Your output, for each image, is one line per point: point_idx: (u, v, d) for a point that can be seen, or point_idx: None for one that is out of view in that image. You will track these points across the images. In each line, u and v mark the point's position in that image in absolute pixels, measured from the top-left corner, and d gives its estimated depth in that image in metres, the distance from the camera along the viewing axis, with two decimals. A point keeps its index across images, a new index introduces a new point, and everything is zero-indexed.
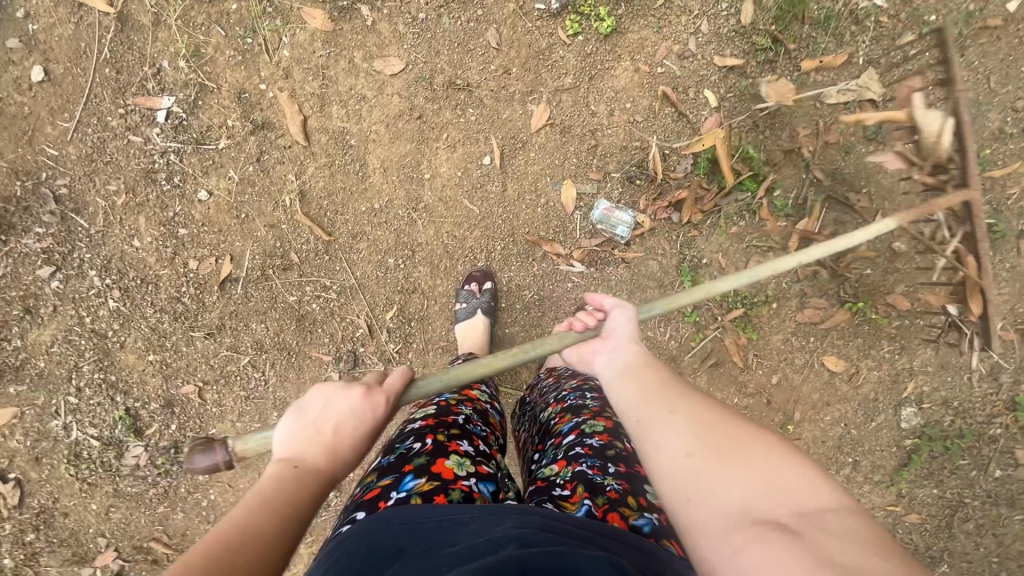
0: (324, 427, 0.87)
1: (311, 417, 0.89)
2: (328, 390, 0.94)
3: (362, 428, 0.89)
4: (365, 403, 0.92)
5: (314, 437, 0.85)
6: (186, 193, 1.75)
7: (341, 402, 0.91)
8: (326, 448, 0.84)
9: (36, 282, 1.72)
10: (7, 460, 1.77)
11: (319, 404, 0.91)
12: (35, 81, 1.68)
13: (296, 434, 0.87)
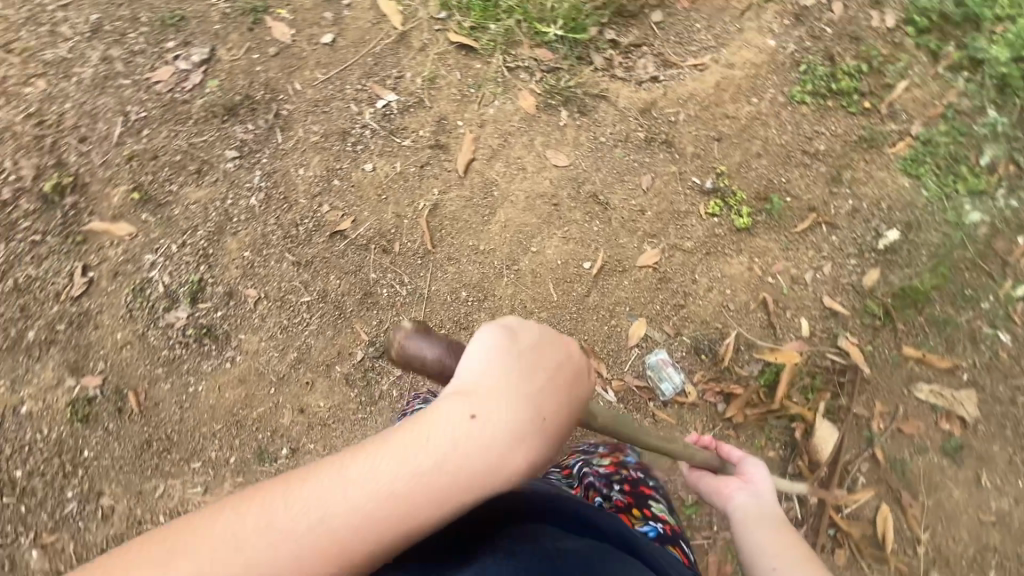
0: (521, 385, 0.75)
1: (503, 355, 0.77)
2: (527, 327, 0.81)
3: (563, 403, 0.76)
4: (569, 372, 0.79)
5: (501, 394, 0.73)
6: (357, 159, 2.12)
7: (545, 359, 0.78)
8: (513, 415, 0.72)
9: (220, 157, 2.12)
10: (97, 262, 2.05)
11: (514, 341, 0.78)
12: (322, 41, 2.23)
13: (479, 371, 0.76)
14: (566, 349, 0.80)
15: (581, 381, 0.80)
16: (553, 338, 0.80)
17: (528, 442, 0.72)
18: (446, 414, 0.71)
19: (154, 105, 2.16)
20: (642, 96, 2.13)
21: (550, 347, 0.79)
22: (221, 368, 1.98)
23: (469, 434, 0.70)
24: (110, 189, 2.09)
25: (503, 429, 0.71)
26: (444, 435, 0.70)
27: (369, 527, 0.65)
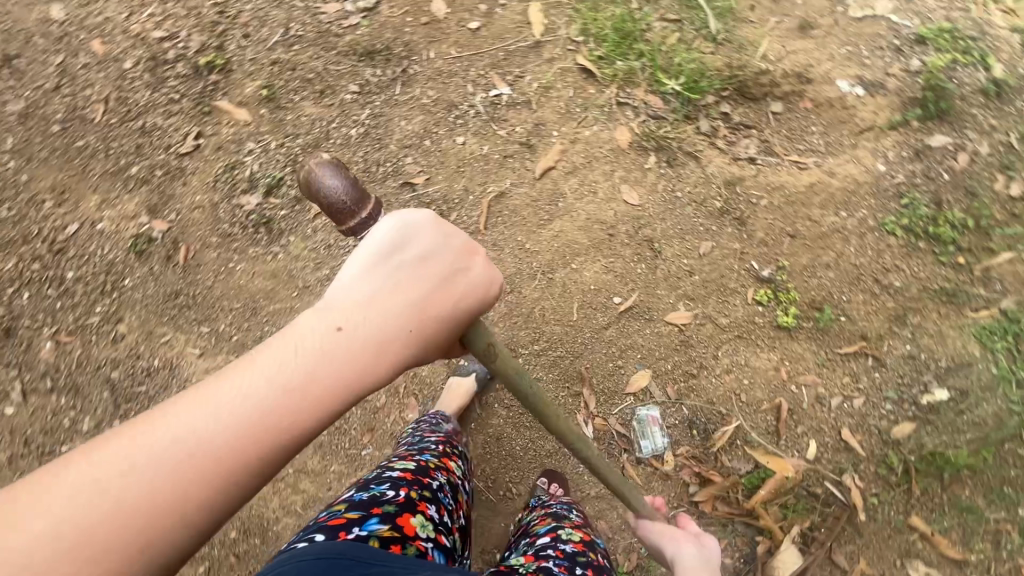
0: (399, 297, 0.86)
1: (379, 270, 0.87)
2: (399, 237, 0.90)
3: (447, 300, 0.89)
4: (454, 273, 0.91)
5: (378, 304, 0.84)
6: (453, 130, 2.28)
7: (421, 269, 0.89)
8: (390, 319, 0.84)
9: (343, 87, 2.36)
10: (210, 134, 2.34)
11: (388, 257, 0.88)
12: (468, 27, 2.43)
13: (354, 286, 0.86)
14: (446, 253, 0.91)
15: (471, 281, 0.92)
16: (428, 242, 0.91)
17: (404, 335, 0.84)
18: (319, 328, 0.80)
19: (311, 29, 2.46)
20: (733, 169, 2.14)
21: (426, 254, 0.90)
22: (263, 258, 2.16)
23: (343, 339, 0.80)
24: (247, 82, 2.40)
25: (382, 329, 0.83)
26: (319, 345, 0.79)
27: (249, 429, 0.73)
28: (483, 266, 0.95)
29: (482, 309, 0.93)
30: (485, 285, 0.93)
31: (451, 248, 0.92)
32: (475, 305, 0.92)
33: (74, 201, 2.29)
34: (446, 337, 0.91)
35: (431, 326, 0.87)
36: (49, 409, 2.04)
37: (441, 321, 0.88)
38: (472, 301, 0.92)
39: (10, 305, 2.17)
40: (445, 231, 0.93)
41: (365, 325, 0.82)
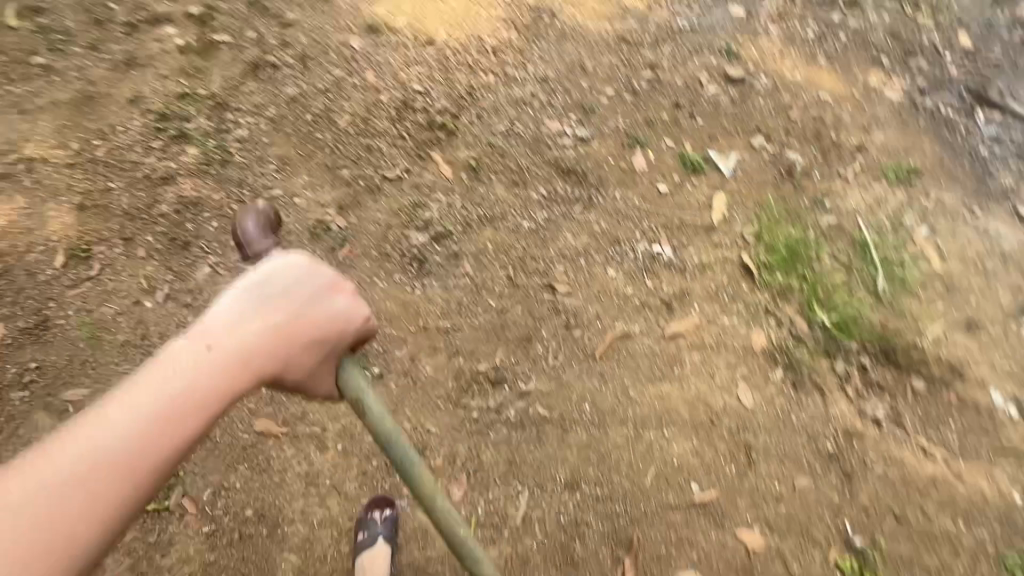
0: (263, 323, 1.44)
1: (247, 303, 1.45)
2: (268, 277, 1.48)
3: (306, 325, 1.48)
4: (307, 308, 1.49)
5: (246, 326, 1.43)
6: (609, 261, 2.46)
7: (284, 303, 1.47)
8: (253, 338, 1.43)
9: (534, 187, 2.69)
10: (415, 173, 2.73)
11: (258, 292, 1.46)
12: (658, 187, 2.71)
13: (224, 317, 1.43)
14: (308, 290, 1.51)
15: (326, 311, 1.51)
16: (287, 281, 1.49)
17: (273, 349, 1.45)
18: (195, 346, 1.37)
19: (532, 135, 2.89)
20: (856, 422, 2.10)
21: (287, 288, 1.49)
22: (404, 286, 2.38)
23: (217, 349, 1.38)
24: (463, 150, 2.82)
25: (254, 345, 1.42)
26: (198, 352, 1.37)
27: (157, 416, 1.27)
28: (342, 297, 1.56)
29: (340, 327, 1.54)
30: (344, 313, 1.54)
31: (312, 287, 1.52)
32: (331, 326, 1.52)
33: (290, 174, 2.72)
34: (306, 350, 1.49)
35: (294, 340, 1.47)
36: (178, 321, 2.33)
37: (300, 338, 1.48)
38: (329, 323, 1.52)
39: (199, 225, 2.54)
40: (305, 270, 1.52)
41: (233, 340, 1.40)
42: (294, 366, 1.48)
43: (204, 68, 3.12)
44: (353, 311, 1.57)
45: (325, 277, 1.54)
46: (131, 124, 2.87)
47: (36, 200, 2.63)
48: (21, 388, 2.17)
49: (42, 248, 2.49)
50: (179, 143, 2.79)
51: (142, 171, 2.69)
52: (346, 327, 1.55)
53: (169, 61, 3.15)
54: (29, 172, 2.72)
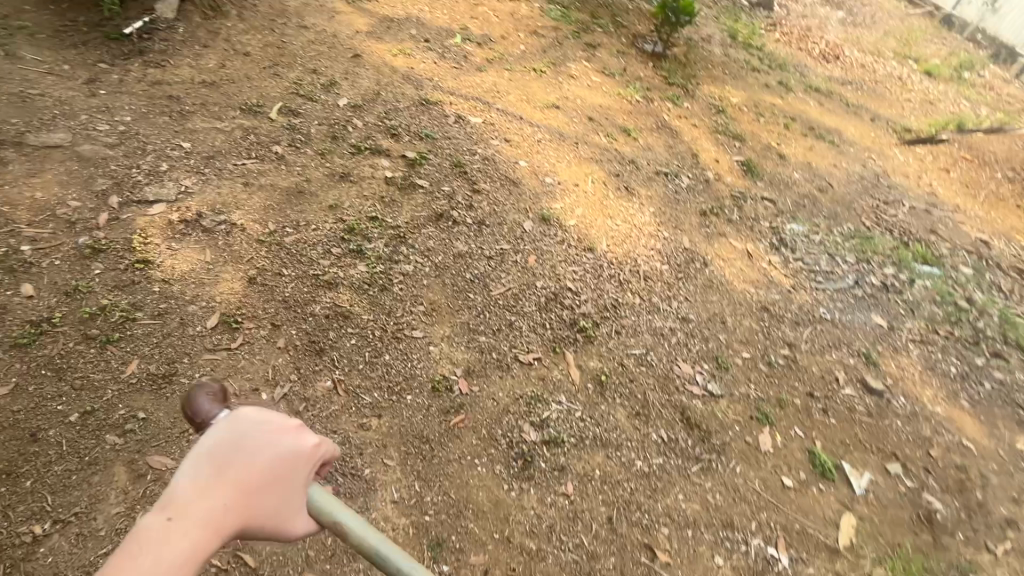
0: (218, 487, 1.27)
1: (198, 469, 1.28)
2: (215, 435, 1.32)
3: (265, 470, 1.34)
4: (261, 454, 1.34)
5: (203, 492, 1.26)
6: (714, 547, 2.34)
7: (239, 457, 1.32)
8: (219, 498, 1.27)
9: (653, 426, 2.65)
10: (545, 364, 2.78)
11: (205, 455, 1.30)
12: (779, 478, 2.60)
13: (186, 484, 1.26)
14: (258, 434, 1.36)
15: (282, 451, 1.37)
16: (233, 432, 1.34)
17: (236, 508, 1.29)
18: (152, 522, 1.20)
19: (663, 369, 2.92)
20: None
21: (249, 434, 1.35)
22: (505, 485, 2.34)
23: (174, 525, 1.21)
24: (595, 360, 2.87)
25: (215, 509, 1.26)
26: (151, 536, 1.18)
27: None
28: (296, 431, 1.44)
29: (301, 461, 1.41)
30: (304, 446, 1.41)
31: (261, 427, 1.37)
32: (292, 464, 1.39)
33: (434, 320, 2.87)
34: (274, 501, 1.35)
35: (255, 492, 1.31)
36: None
37: (259, 488, 1.33)
38: (288, 461, 1.38)
39: (339, 336, 2.67)
40: (252, 413, 1.39)
41: (192, 512, 1.23)
42: (262, 520, 1.33)
43: (398, 201, 3.55)
44: (312, 441, 1.45)
45: (274, 413, 1.41)
46: (322, 225, 3.22)
47: (220, 260, 2.90)
48: (120, 432, 2.22)
49: (204, 304, 2.67)
50: (354, 257, 3.07)
51: (314, 270, 2.94)
52: (308, 459, 1.42)
53: (373, 185, 3.63)
54: (225, 234, 3.05)
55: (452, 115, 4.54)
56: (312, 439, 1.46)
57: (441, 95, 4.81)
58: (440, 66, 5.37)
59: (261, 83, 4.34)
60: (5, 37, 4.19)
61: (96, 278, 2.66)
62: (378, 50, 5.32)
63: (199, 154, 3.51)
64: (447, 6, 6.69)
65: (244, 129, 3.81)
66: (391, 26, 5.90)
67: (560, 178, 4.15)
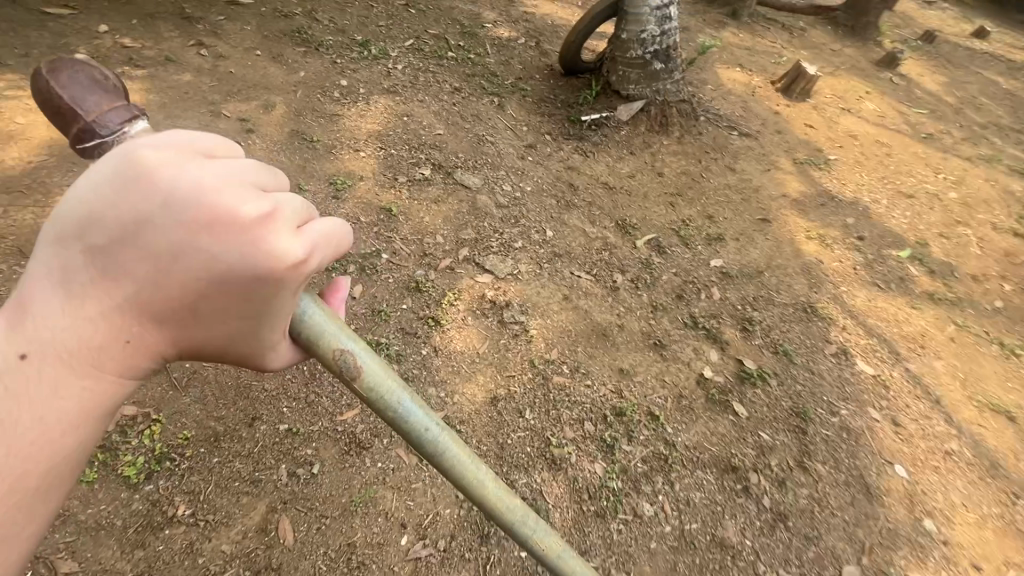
0: (109, 304, 0.87)
1: (78, 262, 0.87)
2: (97, 212, 0.86)
3: (193, 291, 0.88)
4: (170, 257, 0.85)
5: (84, 311, 0.88)
6: None
7: (140, 261, 0.85)
8: (116, 319, 0.88)
9: None
10: None
11: (80, 239, 0.86)
12: None
13: (61, 298, 0.88)
14: (167, 233, 0.85)
15: (215, 264, 0.86)
16: (122, 213, 0.85)
17: (153, 336, 0.92)
18: (16, 343, 0.88)
19: None
20: None
21: (146, 222, 0.84)
22: None
23: (49, 359, 0.88)
24: None
25: (111, 337, 0.89)
26: (10, 370, 0.88)
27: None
28: (259, 223, 0.88)
29: (264, 286, 0.90)
30: (267, 263, 0.88)
31: (168, 217, 0.84)
32: (241, 287, 0.90)
33: None
34: (219, 322, 0.93)
35: (183, 316, 0.91)
36: None
37: (184, 315, 0.91)
38: (231, 284, 0.88)
39: None
40: (159, 191, 0.85)
41: (74, 337, 0.88)
42: (210, 340, 0.96)
43: (695, 411, 2.79)
44: (290, 248, 0.90)
45: (207, 181, 0.86)
46: (599, 387, 2.77)
47: (486, 361, 2.75)
48: (292, 471, 2.13)
49: (442, 394, 2.58)
50: (599, 450, 2.51)
51: (551, 434, 2.53)
52: (287, 285, 0.92)
53: (682, 375, 2.96)
54: (512, 336, 2.90)
55: (833, 346, 3.44)
56: (291, 243, 0.90)
57: (834, 312, 3.74)
58: (857, 274, 4.24)
59: (652, 207, 4.22)
60: (507, 92, 5.26)
61: (398, 312, 2.86)
62: (792, 225, 4.59)
63: (553, 247, 3.53)
64: (910, 210, 5.40)
65: (605, 244, 3.70)
66: (825, 203, 5.06)
67: (950, 536, 2.63)
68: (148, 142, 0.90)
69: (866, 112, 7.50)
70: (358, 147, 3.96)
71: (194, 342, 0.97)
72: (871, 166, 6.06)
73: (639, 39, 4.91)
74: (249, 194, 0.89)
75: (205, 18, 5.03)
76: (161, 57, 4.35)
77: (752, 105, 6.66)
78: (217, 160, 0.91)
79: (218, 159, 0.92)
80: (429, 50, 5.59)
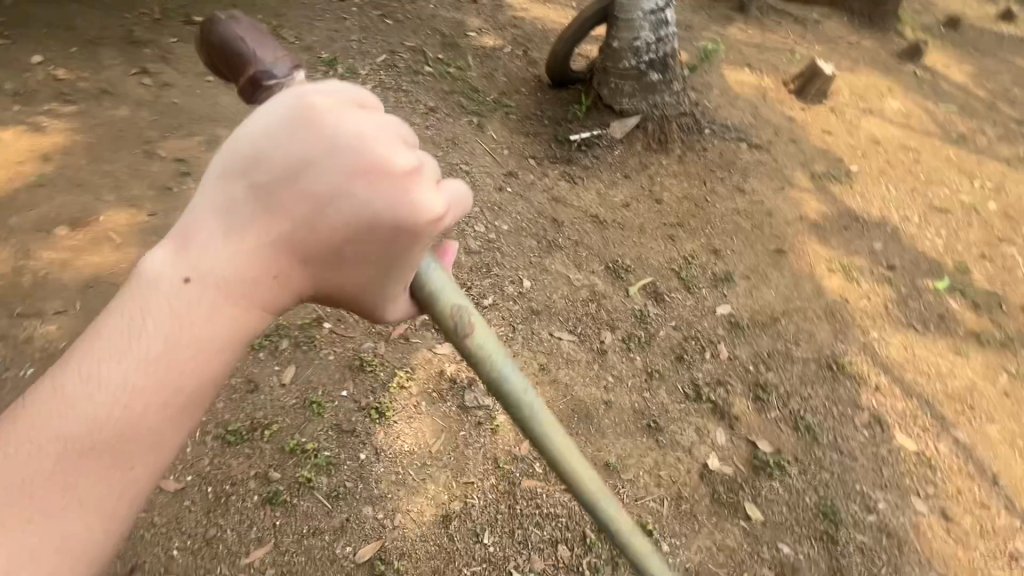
0: (264, 235, 0.87)
1: (239, 197, 0.87)
2: (260, 150, 0.86)
3: (345, 232, 0.88)
4: (330, 195, 0.86)
5: (240, 245, 0.87)
6: None
7: (297, 203, 0.86)
8: (267, 256, 0.88)
9: None
10: None
11: (245, 174, 0.86)
12: None
13: (218, 233, 0.87)
14: (329, 172, 0.86)
15: (375, 207, 0.87)
16: (289, 150, 0.86)
17: (295, 276, 0.91)
18: (172, 273, 0.87)
19: None
20: None
21: (316, 154, 0.85)
22: None
23: (200, 289, 0.87)
24: None
25: (259, 272, 0.88)
26: (165, 296, 0.86)
27: (142, 402, 0.85)
28: (408, 176, 0.89)
29: (407, 241, 0.91)
30: (414, 211, 0.89)
31: (334, 157, 0.85)
32: (388, 234, 0.90)
33: None
34: (358, 267, 0.93)
35: (326, 262, 0.91)
36: None
37: (329, 257, 0.91)
38: (382, 234, 0.89)
39: None
40: (324, 135, 0.86)
41: (228, 267, 0.87)
42: (345, 285, 0.96)
43: (699, 519, 2.35)
44: (434, 203, 0.90)
45: (367, 130, 0.88)
46: None
47: (439, 466, 2.28)
48: None
49: (383, 515, 2.14)
50: None
51: (516, 566, 2.13)
52: (423, 238, 0.92)
53: (681, 467, 2.47)
54: (474, 427, 2.41)
55: (866, 414, 2.89)
56: (435, 198, 0.90)
57: (864, 367, 3.19)
58: (888, 313, 3.68)
59: (649, 244, 3.71)
60: (489, 109, 4.76)
61: (334, 402, 2.36)
62: (811, 256, 4.04)
63: (530, 302, 3.04)
64: (945, 228, 4.79)
65: (593, 295, 3.18)
66: (848, 225, 4.49)
67: None
68: (314, 90, 0.91)
69: (890, 112, 6.86)
70: None
71: (324, 290, 0.96)
72: (898, 176, 5.45)
73: (632, 47, 4.37)
74: (402, 148, 0.90)
75: (155, 41, 4.60)
76: (97, 89, 3.94)
77: (762, 110, 6.07)
78: (370, 112, 0.92)
79: (368, 109, 0.93)
80: (404, 65, 5.10)
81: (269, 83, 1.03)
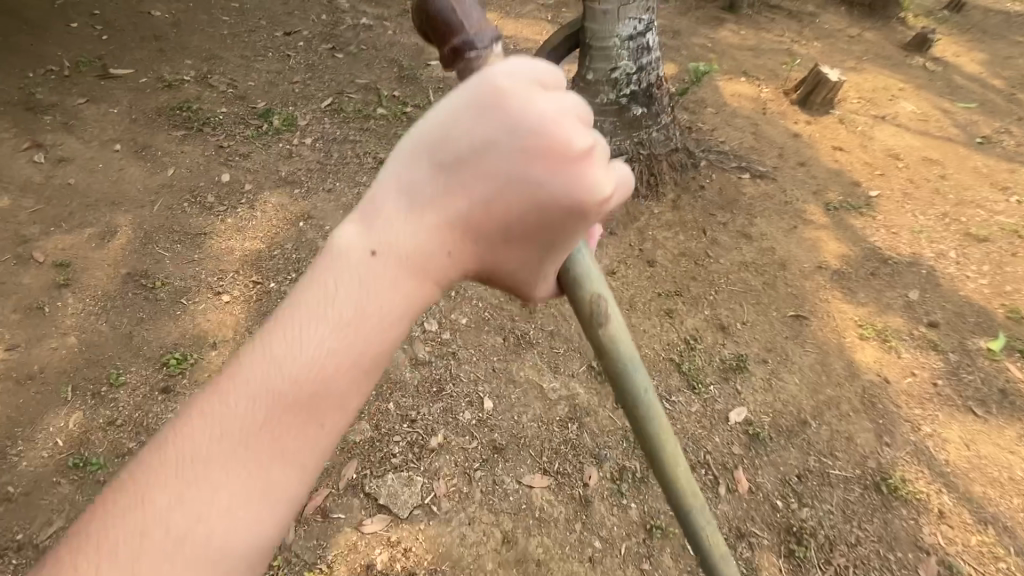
0: (447, 202, 0.86)
1: (423, 173, 0.86)
2: (448, 127, 0.85)
3: (521, 205, 0.87)
4: (516, 169, 0.86)
5: (423, 216, 0.86)
6: None
7: (477, 180, 0.86)
8: (447, 231, 0.87)
9: None
10: None
11: (434, 144, 0.85)
12: None
13: (408, 206, 0.86)
14: (516, 145, 0.85)
15: (562, 181, 0.87)
16: (479, 120, 0.85)
17: (465, 254, 0.90)
18: (361, 246, 0.86)
19: None
20: None
21: (507, 124, 0.85)
22: None
23: (385, 262, 0.86)
24: None
25: (436, 246, 0.87)
26: (349, 272, 0.86)
27: (322, 383, 0.84)
28: (583, 158, 0.89)
29: (580, 222, 0.91)
30: (593, 189, 0.89)
31: (517, 134, 0.85)
32: (566, 212, 0.89)
33: None
34: (523, 243, 0.92)
35: (496, 239, 0.90)
36: None
37: (501, 233, 0.90)
38: (556, 208, 0.88)
39: None
40: (515, 105, 0.86)
41: (411, 241, 0.86)
42: (503, 264, 0.95)
43: None
44: (605, 183, 0.91)
45: (555, 110, 0.87)
46: None
47: None
48: None
49: None
50: None
51: None
52: (595, 214, 0.92)
53: None
54: None
55: (934, 562, 2.29)
56: (605, 179, 0.91)
57: (920, 483, 2.54)
58: (939, 393, 3.00)
59: (640, 325, 3.07)
60: None
61: None
62: (838, 319, 3.34)
63: (493, 435, 2.40)
64: (987, 262, 4.10)
65: (574, 412, 2.51)
66: (877, 270, 3.80)
67: None
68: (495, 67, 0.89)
69: (904, 116, 6.16)
70: (217, 287, 2.81)
71: (487, 270, 0.95)
72: (924, 197, 4.77)
73: (610, 79, 3.69)
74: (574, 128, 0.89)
75: (58, 104, 3.97)
76: None
77: (763, 128, 5.39)
78: (553, 89, 0.90)
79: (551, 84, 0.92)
80: (353, 108, 4.29)
81: (472, 56, 1.03)
